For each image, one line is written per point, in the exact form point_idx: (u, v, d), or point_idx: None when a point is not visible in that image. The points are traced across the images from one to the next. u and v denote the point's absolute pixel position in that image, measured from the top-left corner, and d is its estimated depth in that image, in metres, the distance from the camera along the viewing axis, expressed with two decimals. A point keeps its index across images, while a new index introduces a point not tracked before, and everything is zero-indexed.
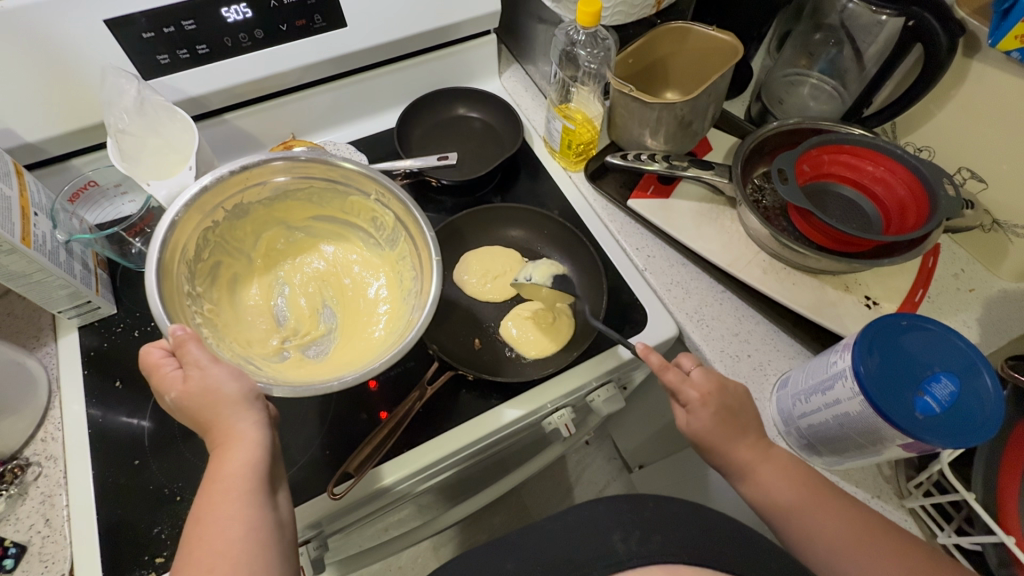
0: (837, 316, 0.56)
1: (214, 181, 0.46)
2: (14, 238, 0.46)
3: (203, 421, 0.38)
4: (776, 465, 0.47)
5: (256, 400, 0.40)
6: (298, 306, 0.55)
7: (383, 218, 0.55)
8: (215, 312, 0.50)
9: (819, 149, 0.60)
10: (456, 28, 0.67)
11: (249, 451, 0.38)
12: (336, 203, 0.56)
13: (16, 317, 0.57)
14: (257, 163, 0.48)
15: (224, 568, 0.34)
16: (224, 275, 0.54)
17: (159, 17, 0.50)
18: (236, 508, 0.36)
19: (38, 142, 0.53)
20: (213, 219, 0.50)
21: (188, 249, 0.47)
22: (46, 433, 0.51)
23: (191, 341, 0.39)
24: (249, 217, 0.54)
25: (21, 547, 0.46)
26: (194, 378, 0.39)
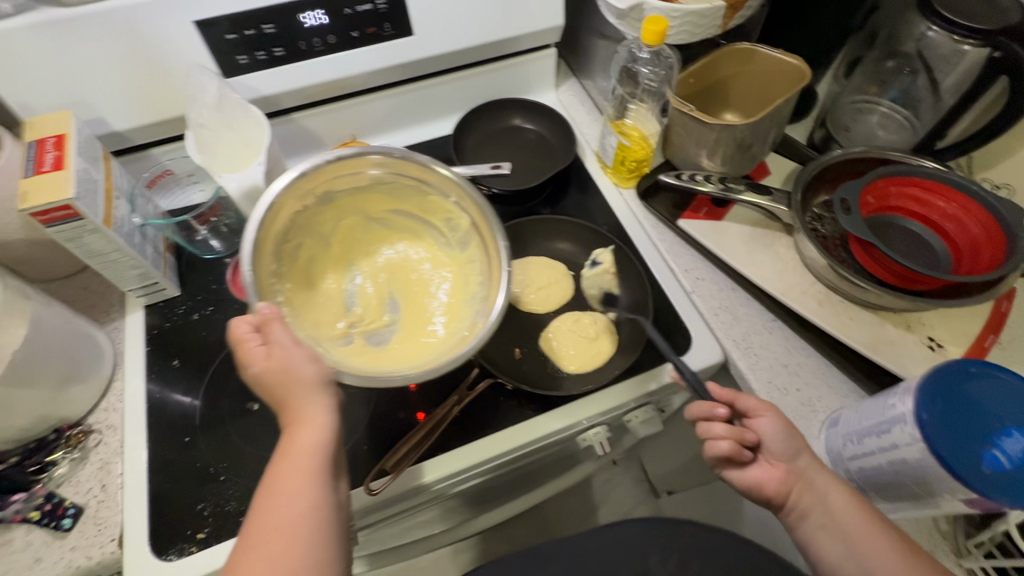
0: (896, 356, 0.54)
1: (312, 167, 0.49)
2: (98, 219, 0.49)
3: (278, 400, 0.40)
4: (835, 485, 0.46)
5: (331, 385, 0.41)
6: (366, 293, 0.56)
7: (459, 221, 0.56)
8: (292, 290, 0.52)
9: (886, 180, 0.58)
10: (518, 41, 0.68)
11: (316, 434, 0.39)
12: (415, 200, 0.57)
13: (89, 292, 0.61)
14: (354, 154, 0.50)
15: (287, 544, 0.36)
16: (304, 258, 0.55)
17: (242, 21, 0.53)
18: (302, 489, 0.37)
19: (125, 131, 0.57)
20: (303, 203, 0.52)
21: (278, 230, 0.49)
22: (109, 403, 0.54)
23: (276, 321, 0.41)
24: (334, 204, 0.55)
25: (78, 509, 0.49)
26: (277, 355, 0.40)
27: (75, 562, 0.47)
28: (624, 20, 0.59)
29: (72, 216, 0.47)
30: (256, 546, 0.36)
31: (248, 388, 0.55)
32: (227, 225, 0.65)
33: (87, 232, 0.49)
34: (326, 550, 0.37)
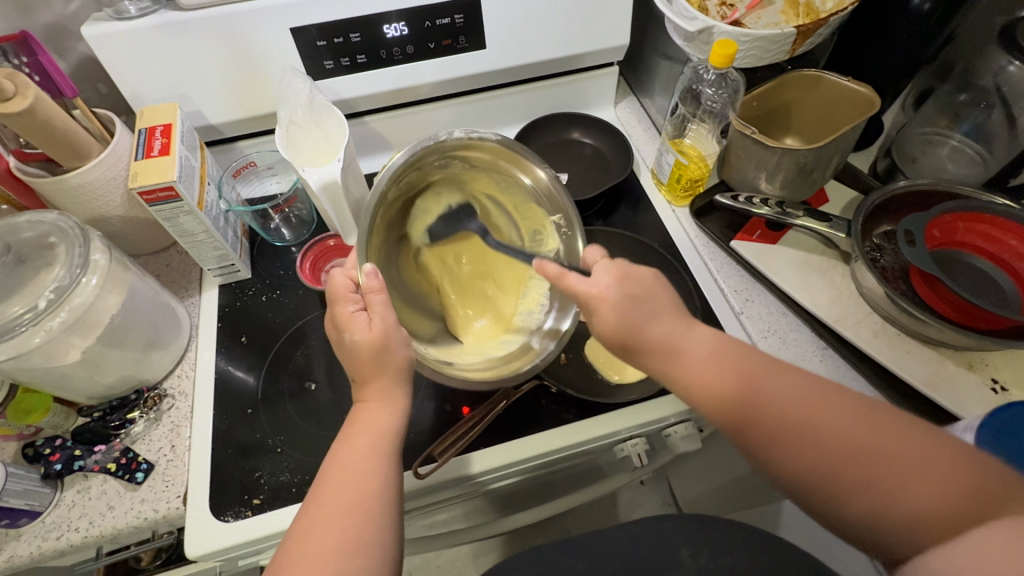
0: (955, 395, 0.52)
1: (461, 137, 0.49)
2: (193, 201, 0.54)
3: (365, 371, 0.43)
4: (830, 407, 0.40)
5: (412, 372, 0.45)
6: (415, 262, 0.53)
7: (547, 241, 0.56)
8: (378, 229, 0.48)
9: (953, 216, 0.57)
10: (583, 58, 0.71)
11: (392, 417, 0.43)
12: (517, 200, 0.56)
13: (172, 268, 0.66)
14: (495, 142, 0.50)
15: (360, 515, 0.39)
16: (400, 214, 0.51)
17: (331, 29, 0.58)
18: (376, 465, 0.41)
19: (218, 123, 0.63)
20: (430, 161, 0.50)
21: (394, 182, 0.48)
22: (182, 371, 0.59)
23: (378, 292, 0.43)
24: (446, 174, 0.52)
25: (150, 465, 0.53)
26: (378, 328, 0.43)
27: (144, 513, 0.50)
28: (692, 43, 0.60)
29: (173, 197, 0.52)
30: (330, 515, 0.39)
31: (306, 368, 0.59)
32: (297, 215, 0.72)
33: (182, 213, 0.54)
34: (388, 525, 0.40)
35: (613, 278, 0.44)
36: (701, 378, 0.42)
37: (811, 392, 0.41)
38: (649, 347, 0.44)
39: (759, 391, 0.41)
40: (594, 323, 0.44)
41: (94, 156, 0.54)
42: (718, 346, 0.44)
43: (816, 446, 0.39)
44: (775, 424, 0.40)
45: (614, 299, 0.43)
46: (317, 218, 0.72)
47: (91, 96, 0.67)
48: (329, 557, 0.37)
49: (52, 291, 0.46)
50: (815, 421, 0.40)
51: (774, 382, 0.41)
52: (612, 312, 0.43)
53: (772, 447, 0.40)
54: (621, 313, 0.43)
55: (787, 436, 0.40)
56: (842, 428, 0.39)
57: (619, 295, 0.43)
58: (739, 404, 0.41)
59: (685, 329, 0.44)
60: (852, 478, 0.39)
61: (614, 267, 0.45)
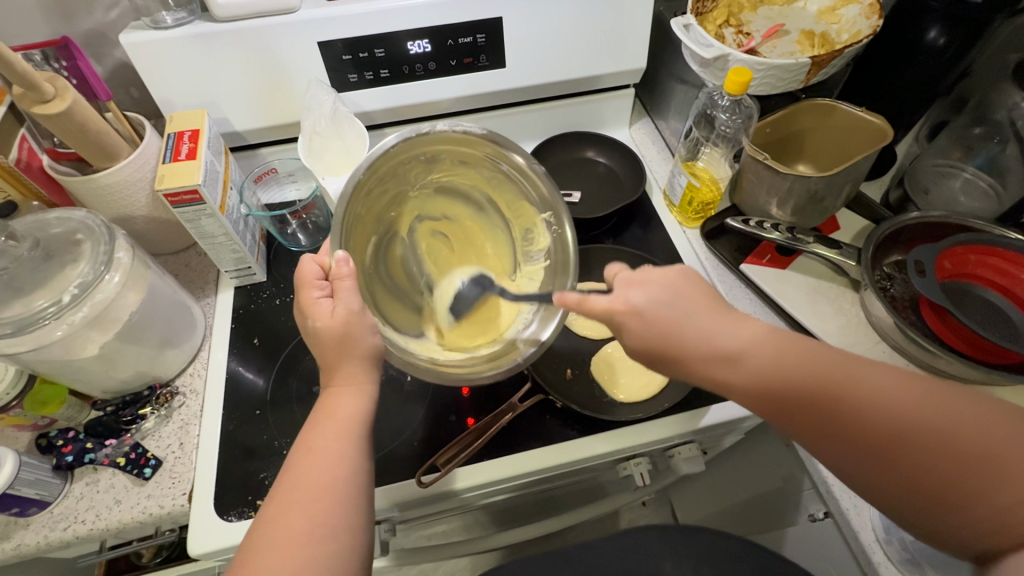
0: None
1: (444, 131, 0.49)
2: (215, 205, 0.55)
3: (330, 357, 0.44)
4: (921, 402, 0.36)
5: (380, 361, 0.45)
6: (399, 255, 0.54)
7: (539, 240, 0.58)
8: (363, 220, 0.49)
9: (965, 247, 0.57)
10: (599, 80, 0.72)
11: (359, 402, 0.44)
12: (508, 197, 0.57)
13: (191, 269, 0.68)
14: (483, 134, 0.50)
15: (330, 499, 0.39)
16: (381, 206, 0.52)
17: (357, 44, 0.60)
18: (344, 449, 0.42)
19: (243, 130, 0.65)
20: (414, 154, 0.51)
21: (381, 172, 0.49)
22: (194, 370, 0.60)
23: (349, 278, 0.44)
24: (434, 167, 0.54)
25: (158, 461, 0.53)
26: (341, 314, 0.43)
27: (150, 509, 0.51)
28: (707, 69, 0.61)
29: (197, 200, 0.53)
30: (299, 502, 0.39)
31: (316, 373, 0.60)
32: (314, 222, 0.73)
33: (204, 215, 0.56)
34: (358, 511, 0.40)
35: (635, 287, 0.43)
36: (766, 387, 0.38)
37: (901, 391, 0.36)
38: (693, 350, 0.41)
39: (845, 388, 0.37)
40: (623, 336, 0.43)
41: (123, 158, 0.56)
42: (781, 343, 0.39)
43: (928, 453, 0.34)
44: (861, 429, 0.36)
45: (637, 309, 0.42)
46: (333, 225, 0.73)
47: (122, 100, 0.69)
48: (297, 546, 0.37)
49: (76, 287, 0.47)
50: (920, 424, 0.35)
51: (869, 383, 0.37)
52: (641, 325, 0.42)
53: (884, 462, 0.35)
54: (650, 326, 0.42)
55: (883, 448, 0.36)
56: (947, 424, 0.35)
57: (644, 304, 0.42)
58: (827, 410, 0.37)
59: (731, 325, 0.41)
60: (944, 482, 0.34)
61: (635, 277, 0.44)
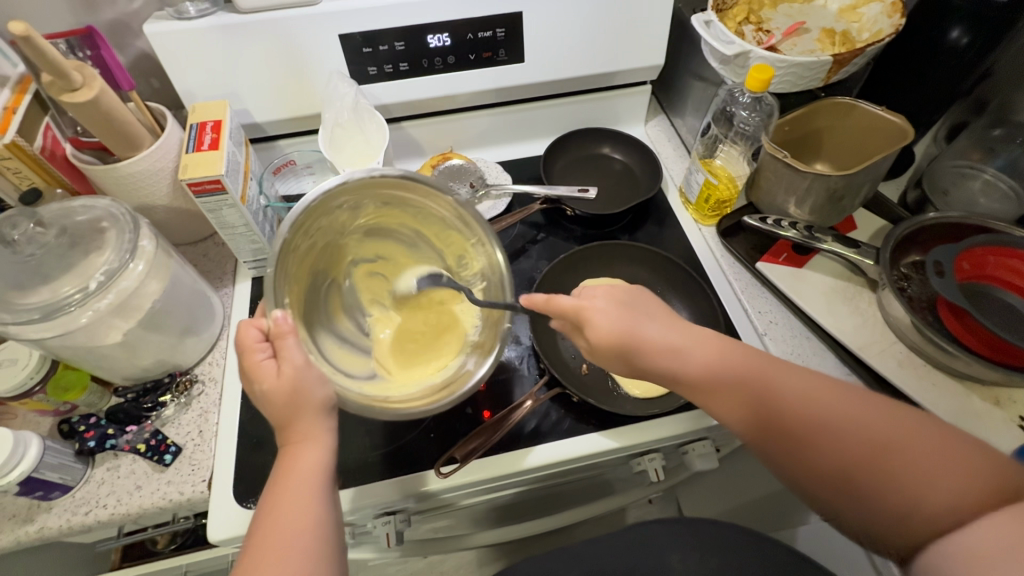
0: (981, 430, 0.51)
1: (363, 178, 0.47)
2: (237, 195, 0.56)
3: (283, 417, 0.42)
4: (837, 401, 0.42)
5: (335, 410, 0.43)
6: (340, 303, 0.53)
7: (473, 263, 0.55)
8: (296, 280, 0.47)
9: (984, 249, 0.57)
10: (617, 76, 0.72)
11: (320, 453, 0.42)
12: (436, 229, 0.55)
13: (208, 259, 0.68)
14: (402, 176, 0.48)
15: (296, 559, 0.38)
16: (312, 259, 0.50)
17: (377, 37, 0.60)
18: (308, 503, 0.40)
19: (263, 122, 0.65)
20: (337, 204, 0.48)
21: (305, 230, 0.46)
22: (212, 359, 0.60)
23: (290, 334, 0.41)
24: (361, 214, 0.52)
25: (178, 448, 0.54)
26: (287, 373, 0.41)
27: (170, 494, 0.51)
28: (727, 66, 0.61)
29: (219, 189, 0.54)
30: (264, 566, 0.37)
31: None
32: None
33: (225, 206, 0.56)
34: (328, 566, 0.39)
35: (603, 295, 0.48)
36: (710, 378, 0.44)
37: (816, 388, 0.42)
38: (651, 349, 0.45)
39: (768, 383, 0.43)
40: (587, 330, 0.46)
41: (145, 147, 0.56)
42: (725, 348, 0.45)
43: (838, 443, 0.40)
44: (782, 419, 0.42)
45: (601, 307, 0.46)
46: None
47: (143, 90, 0.69)
48: None
49: (102, 274, 0.48)
50: (835, 416, 0.41)
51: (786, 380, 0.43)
52: (606, 322, 0.46)
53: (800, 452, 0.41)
54: (613, 321, 0.46)
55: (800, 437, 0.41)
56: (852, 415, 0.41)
57: (607, 304, 0.47)
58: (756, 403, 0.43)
59: (683, 330, 0.47)
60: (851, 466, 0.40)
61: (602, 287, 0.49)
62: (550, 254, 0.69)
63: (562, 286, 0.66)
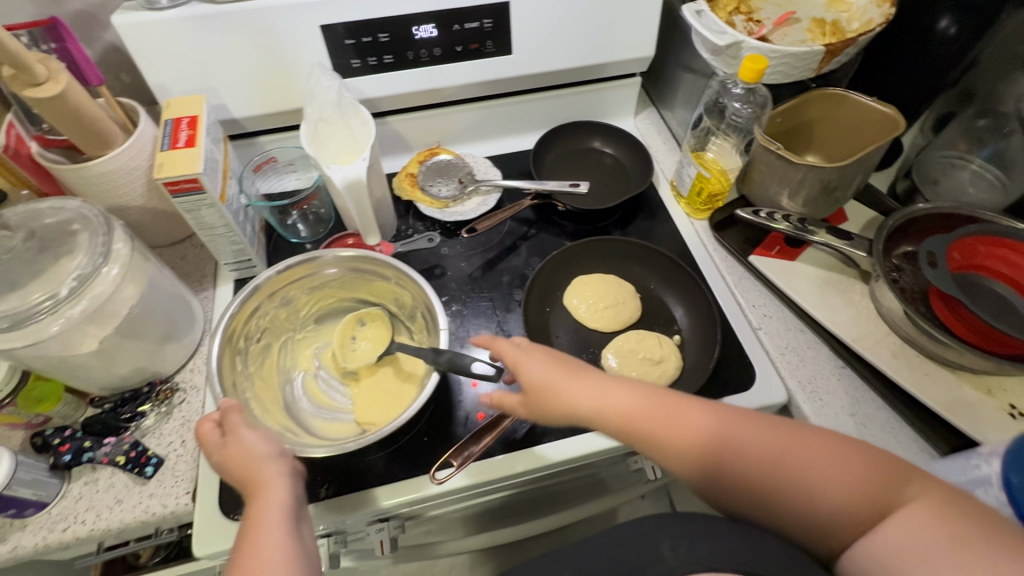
0: (974, 419, 0.51)
1: (270, 276, 0.56)
2: (216, 194, 0.53)
3: (238, 481, 0.42)
4: (749, 433, 0.41)
5: (284, 458, 0.43)
6: (316, 385, 0.62)
7: (405, 297, 0.61)
8: (259, 377, 0.58)
9: (976, 239, 0.58)
10: (607, 68, 0.71)
11: (280, 491, 0.41)
12: (365, 288, 0.64)
13: (187, 261, 0.65)
14: (302, 259, 0.57)
15: None
16: (271, 354, 0.61)
17: (360, 28, 0.58)
18: (278, 538, 0.38)
19: (241, 118, 0.63)
20: (266, 304, 0.59)
21: (245, 328, 0.57)
22: (194, 365, 0.58)
23: (234, 412, 0.45)
24: (296, 304, 0.63)
25: (159, 459, 0.52)
26: (234, 445, 0.43)
27: (152, 508, 0.49)
28: (719, 57, 0.60)
29: (196, 189, 0.51)
30: None
31: None
32: (315, 213, 0.70)
33: (204, 205, 0.54)
34: None
35: (529, 355, 0.48)
36: (630, 422, 0.43)
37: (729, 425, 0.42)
38: (572, 410, 0.45)
39: (681, 424, 0.43)
40: (522, 403, 0.47)
41: (118, 145, 0.54)
42: (639, 393, 0.44)
43: (777, 480, 0.40)
44: (713, 462, 0.41)
45: (533, 378, 0.46)
46: (335, 216, 0.71)
47: (113, 85, 0.66)
48: None
49: (73, 280, 0.45)
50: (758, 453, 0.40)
51: (699, 419, 0.42)
52: (541, 394, 0.46)
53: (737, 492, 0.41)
54: (547, 393, 0.45)
55: (733, 477, 0.41)
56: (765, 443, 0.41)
57: (541, 372, 0.46)
58: (678, 446, 0.42)
59: (608, 384, 0.45)
60: (782, 498, 0.40)
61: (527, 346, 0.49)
62: (542, 251, 0.68)
63: (554, 283, 0.65)
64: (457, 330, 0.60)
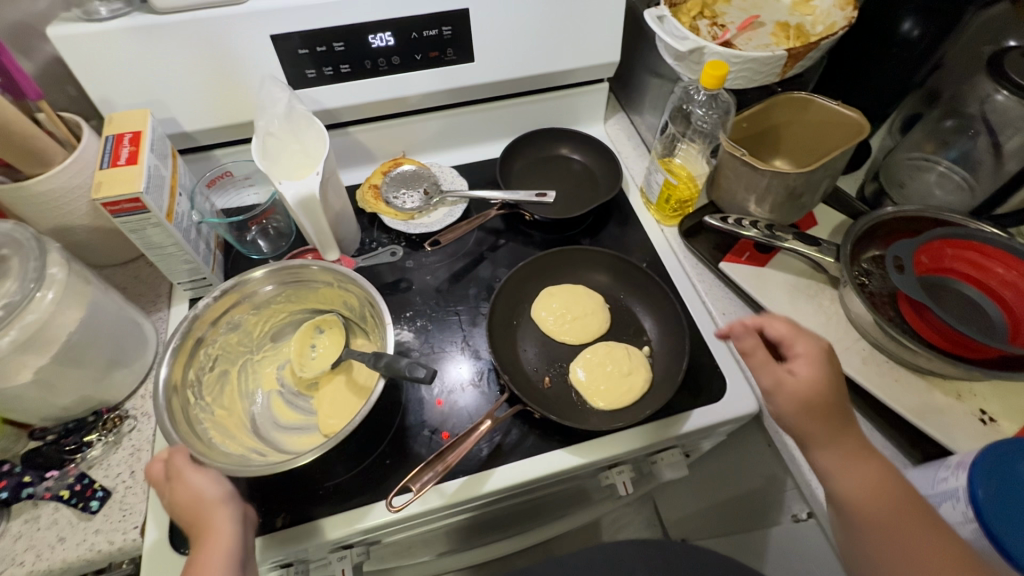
0: (945, 426, 0.50)
1: (207, 303, 0.53)
2: (161, 212, 0.51)
3: (185, 526, 0.41)
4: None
5: (234, 503, 0.42)
6: (280, 401, 0.59)
7: (350, 301, 0.59)
8: (218, 407, 0.55)
9: (942, 242, 0.57)
10: (573, 74, 0.70)
11: (225, 540, 0.40)
12: (312, 296, 0.61)
13: (141, 281, 0.63)
14: (237, 280, 0.54)
15: None
16: (230, 383, 0.58)
17: (314, 37, 0.56)
18: None
19: (193, 131, 0.60)
20: (212, 334, 0.56)
21: (194, 362, 0.54)
22: (145, 391, 0.56)
23: (181, 454, 0.43)
24: (246, 327, 0.59)
25: (106, 492, 0.49)
26: (181, 488, 0.41)
27: (97, 545, 0.47)
28: (683, 62, 0.59)
29: (139, 208, 0.49)
30: None
31: None
32: (275, 227, 0.69)
33: (149, 224, 0.51)
34: None
35: (800, 358, 0.46)
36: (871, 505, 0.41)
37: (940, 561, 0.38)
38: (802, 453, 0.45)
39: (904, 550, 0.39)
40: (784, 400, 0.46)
41: (57, 163, 0.51)
42: (881, 481, 0.42)
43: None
44: None
45: (793, 393, 0.45)
46: (296, 230, 0.69)
47: (59, 99, 0.63)
48: None
49: (1, 308, 0.43)
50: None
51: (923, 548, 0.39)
52: (801, 395, 0.44)
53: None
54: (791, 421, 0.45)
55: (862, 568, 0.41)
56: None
57: (804, 382, 0.45)
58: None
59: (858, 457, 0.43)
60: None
61: (807, 347, 0.46)
62: (510, 262, 0.66)
63: (522, 295, 0.63)
64: (421, 346, 0.58)
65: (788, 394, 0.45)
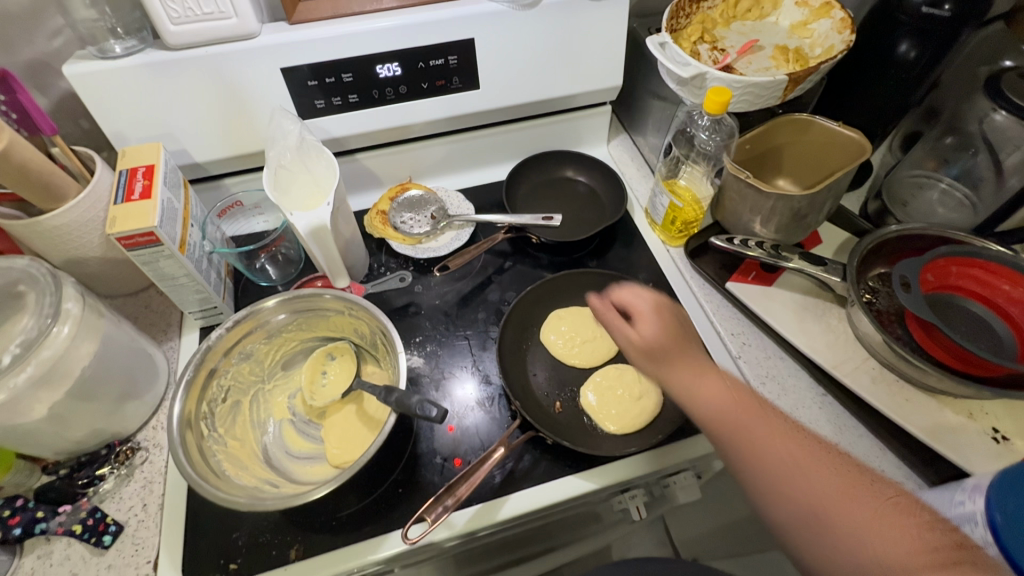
0: (958, 445, 0.50)
1: (219, 335, 0.53)
2: (174, 245, 0.52)
3: None
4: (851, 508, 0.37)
5: None
6: (292, 432, 0.59)
7: (361, 328, 0.59)
8: (230, 438, 0.55)
9: (947, 259, 0.57)
10: (576, 98, 0.71)
11: None
12: (323, 325, 0.61)
13: (152, 310, 0.63)
14: (249, 310, 0.55)
15: None
16: (241, 413, 0.58)
17: (323, 69, 0.57)
18: None
19: (203, 162, 0.61)
20: (224, 364, 0.56)
21: (207, 393, 0.54)
22: (157, 422, 0.56)
23: None
24: (257, 357, 0.60)
25: (119, 526, 0.49)
26: None
27: None
28: (685, 87, 0.61)
29: (153, 242, 0.50)
30: None
31: None
32: (284, 254, 0.68)
33: (162, 256, 0.52)
34: None
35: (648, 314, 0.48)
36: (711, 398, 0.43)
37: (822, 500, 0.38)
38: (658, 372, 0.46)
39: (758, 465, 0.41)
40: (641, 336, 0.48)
41: (71, 198, 0.52)
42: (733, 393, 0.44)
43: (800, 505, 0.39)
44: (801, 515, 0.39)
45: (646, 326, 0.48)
46: (305, 256, 0.70)
47: (71, 132, 0.64)
48: None
49: (17, 345, 0.44)
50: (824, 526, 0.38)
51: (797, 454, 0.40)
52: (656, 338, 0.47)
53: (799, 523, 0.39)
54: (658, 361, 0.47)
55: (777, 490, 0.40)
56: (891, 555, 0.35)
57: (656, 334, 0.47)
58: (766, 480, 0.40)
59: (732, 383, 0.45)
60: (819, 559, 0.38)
61: (642, 305, 0.49)
62: (518, 285, 0.66)
63: (530, 319, 0.64)
64: (432, 372, 0.59)
65: (637, 350, 0.48)
